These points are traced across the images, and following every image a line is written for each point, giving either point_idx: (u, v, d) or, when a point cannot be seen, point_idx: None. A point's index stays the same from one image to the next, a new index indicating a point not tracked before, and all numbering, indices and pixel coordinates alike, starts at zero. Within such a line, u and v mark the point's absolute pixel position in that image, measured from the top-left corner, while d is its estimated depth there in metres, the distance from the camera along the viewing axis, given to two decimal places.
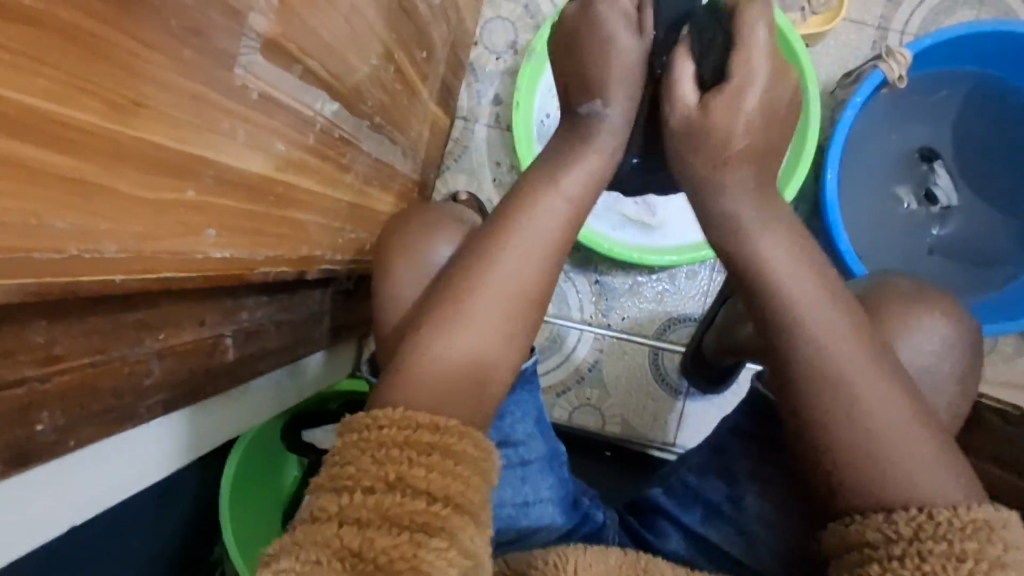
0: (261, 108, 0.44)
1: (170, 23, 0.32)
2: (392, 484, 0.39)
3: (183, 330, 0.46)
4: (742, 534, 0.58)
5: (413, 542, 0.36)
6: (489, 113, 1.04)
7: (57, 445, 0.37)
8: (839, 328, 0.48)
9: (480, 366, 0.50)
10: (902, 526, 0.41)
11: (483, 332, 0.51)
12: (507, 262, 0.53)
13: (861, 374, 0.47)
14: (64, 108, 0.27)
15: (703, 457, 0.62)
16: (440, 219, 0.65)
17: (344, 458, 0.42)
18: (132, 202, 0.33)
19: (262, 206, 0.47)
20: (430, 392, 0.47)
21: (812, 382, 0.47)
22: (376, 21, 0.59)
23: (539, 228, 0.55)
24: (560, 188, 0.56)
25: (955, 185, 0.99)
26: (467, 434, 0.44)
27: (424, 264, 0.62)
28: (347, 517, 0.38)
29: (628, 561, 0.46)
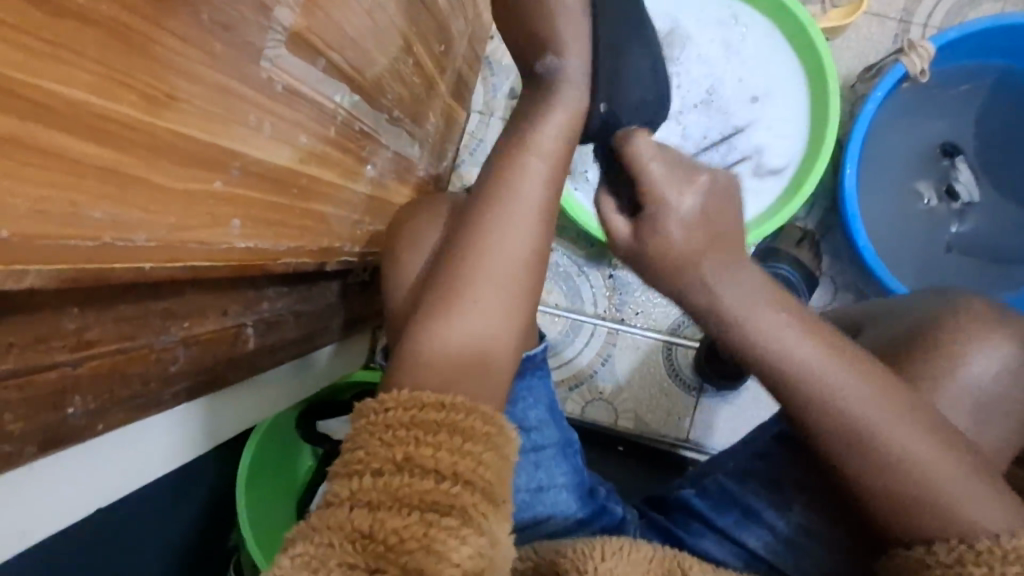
0: (286, 101, 0.44)
1: (202, 16, 0.32)
2: (401, 466, 0.39)
3: (207, 319, 0.47)
4: (756, 528, 0.58)
5: (424, 522, 0.37)
6: (504, 106, 1.04)
7: (87, 429, 0.38)
8: (830, 356, 0.45)
9: (490, 347, 0.51)
10: (944, 555, 0.40)
11: (493, 315, 0.52)
12: (500, 241, 0.53)
13: (867, 406, 0.44)
14: (103, 100, 0.28)
15: (743, 463, 0.61)
16: (439, 205, 0.65)
17: (354, 442, 0.42)
18: (163, 193, 0.34)
19: (286, 198, 0.48)
20: (441, 372, 0.48)
21: (818, 416, 0.45)
22: (397, 15, 0.59)
23: (528, 201, 0.55)
24: None
25: (978, 181, 0.98)
26: (473, 410, 0.44)
27: (427, 250, 0.62)
28: (358, 500, 0.38)
29: (658, 558, 0.45)
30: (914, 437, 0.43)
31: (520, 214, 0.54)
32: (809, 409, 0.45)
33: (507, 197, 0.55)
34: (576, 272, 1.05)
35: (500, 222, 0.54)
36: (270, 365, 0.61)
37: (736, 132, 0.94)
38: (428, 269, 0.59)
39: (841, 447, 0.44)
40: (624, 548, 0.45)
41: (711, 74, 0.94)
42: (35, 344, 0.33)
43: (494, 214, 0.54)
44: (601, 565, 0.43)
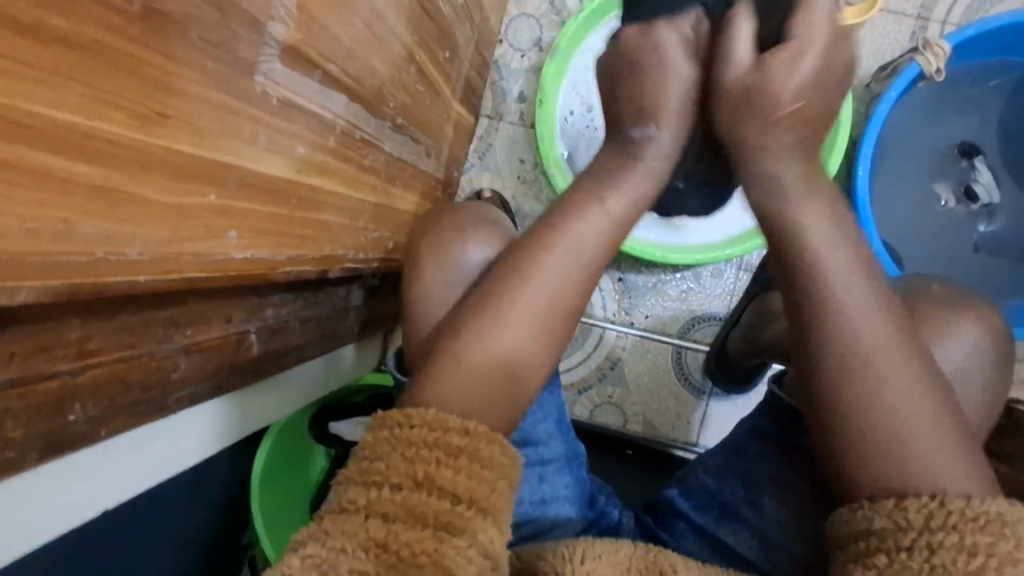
0: (281, 113, 0.45)
1: (191, 35, 0.33)
2: (419, 483, 0.40)
3: (210, 327, 0.49)
4: (761, 541, 0.57)
5: (435, 538, 0.37)
6: (514, 110, 1.04)
7: (89, 435, 0.39)
8: (873, 308, 0.48)
9: (511, 381, 0.51)
10: (913, 514, 0.39)
11: (521, 343, 0.52)
12: (548, 274, 0.54)
13: (886, 347, 0.47)
14: (91, 120, 0.28)
15: (721, 460, 0.61)
16: (475, 222, 0.65)
17: (374, 453, 0.42)
18: (158, 207, 0.35)
19: (285, 208, 0.49)
20: (465, 398, 0.48)
21: (837, 359, 0.47)
22: (398, 25, 0.60)
23: (579, 237, 0.55)
24: (600, 199, 0.56)
25: (998, 181, 0.95)
26: (494, 439, 0.44)
27: (457, 268, 0.62)
28: (373, 511, 0.39)
29: (637, 555, 0.45)
30: (919, 393, 0.45)
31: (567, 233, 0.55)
32: (833, 332, 0.48)
33: (560, 228, 0.55)
34: None
35: (550, 249, 0.55)
36: (275, 370, 0.62)
37: None
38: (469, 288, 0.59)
39: (852, 386, 0.46)
40: (606, 553, 0.44)
41: None
42: (38, 353, 0.34)
43: (544, 237, 0.55)
44: (580, 565, 0.43)
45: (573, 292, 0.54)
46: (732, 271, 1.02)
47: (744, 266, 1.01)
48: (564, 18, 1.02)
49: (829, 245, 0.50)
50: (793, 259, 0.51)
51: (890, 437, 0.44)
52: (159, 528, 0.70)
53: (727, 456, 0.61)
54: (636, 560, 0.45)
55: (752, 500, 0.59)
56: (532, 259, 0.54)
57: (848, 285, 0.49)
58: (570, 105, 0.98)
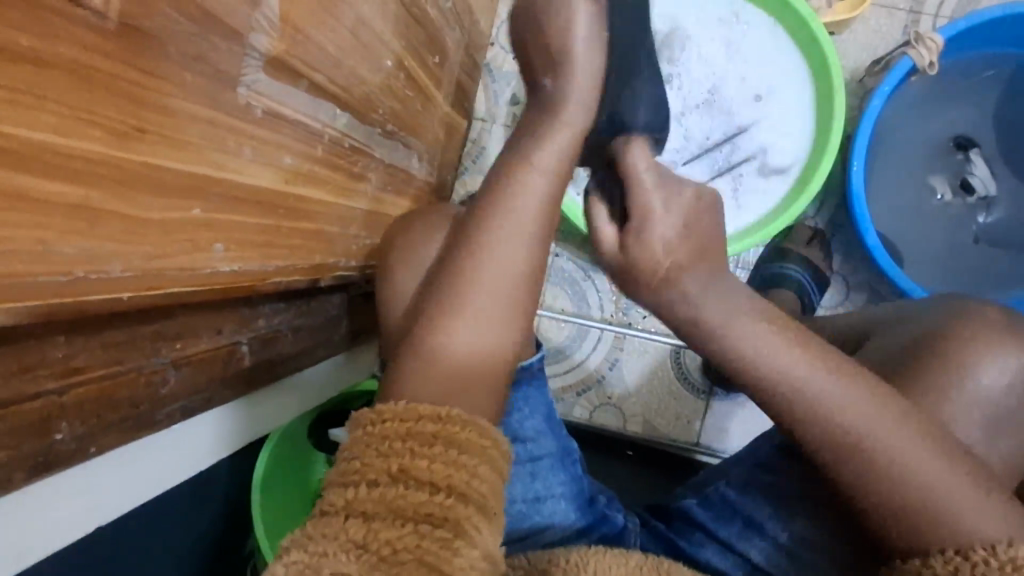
0: (267, 124, 0.45)
1: (169, 50, 0.33)
2: (396, 477, 0.40)
3: (201, 339, 0.48)
4: (771, 544, 0.58)
5: (416, 534, 0.37)
6: (506, 113, 1.04)
7: (78, 452, 0.39)
8: (839, 382, 0.48)
9: (475, 358, 0.51)
10: (940, 570, 0.42)
11: (480, 321, 0.52)
12: (501, 250, 0.54)
13: (864, 419, 0.47)
14: (67, 139, 0.28)
15: (749, 474, 0.60)
16: (445, 221, 0.65)
17: (350, 450, 0.42)
18: (138, 223, 0.35)
19: (273, 219, 0.49)
20: (431, 384, 0.48)
21: (824, 442, 0.47)
22: (385, 32, 0.60)
23: (523, 207, 0.55)
24: (536, 164, 0.57)
25: (994, 173, 0.94)
26: (470, 422, 0.44)
27: (426, 269, 0.61)
28: (352, 511, 0.38)
29: (649, 564, 0.46)
30: (911, 446, 0.46)
31: (507, 227, 0.54)
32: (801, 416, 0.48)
33: (505, 221, 0.55)
34: (581, 278, 1.04)
35: (498, 245, 0.54)
36: (270, 381, 0.62)
37: (739, 131, 0.92)
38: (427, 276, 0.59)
39: (839, 459, 0.47)
40: (617, 566, 0.45)
41: (712, 73, 0.92)
42: (21, 373, 0.33)
43: (494, 235, 0.54)
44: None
45: (524, 290, 0.54)
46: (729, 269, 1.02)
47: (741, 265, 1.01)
48: None
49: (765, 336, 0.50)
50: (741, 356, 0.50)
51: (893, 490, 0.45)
52: (161, 540, 0.69)
53: (758, 473, 0.60)
54: (648, 567, 0.45)
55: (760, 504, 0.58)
56: (479, 237, 0.54)
57: (808, 370, 0.49)
58: None
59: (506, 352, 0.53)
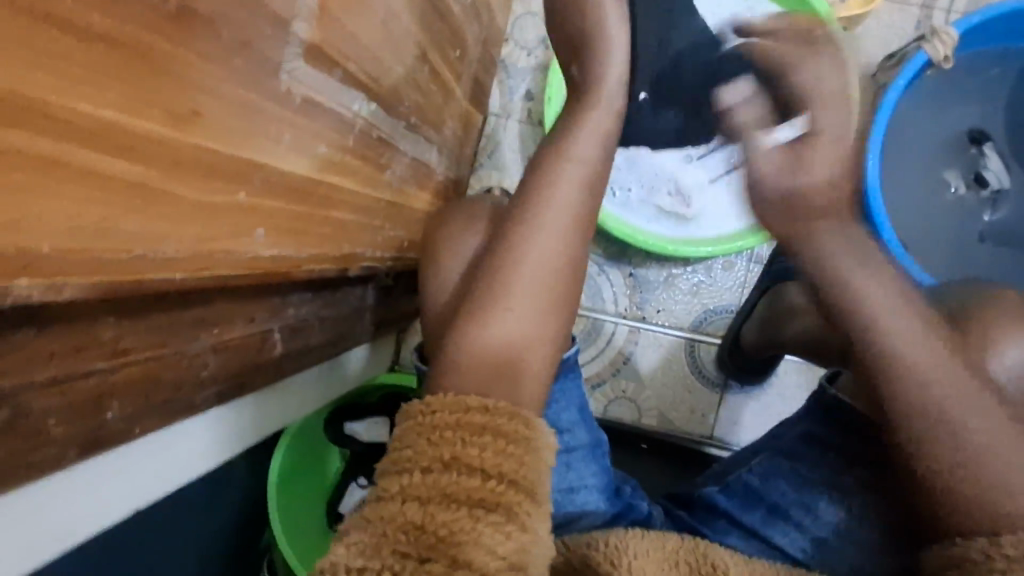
0: (304, 113, 0.46)
1: (221, 34, 0.34)
2: (448, 463, 0.40)
3: (235, 326, 0.49)
4: (811, 540, 0.58)
5: (470, 517, 0.37)
6: (521, 109, 1.05)
7: (126, 432, 0.39)
8: (946, 360, 0.52)
9: (520, 359, 0.51)
10: (1004, 548, 0.44)
11: (521, 319, 0.52)
12: (541, 246, 0.54)
13: (967, 401, 0.50)
14: (128, 117, 0.29)
15: (769, 460, 0.61)
16: (478, 213, 0.66)
17: (402, 441, 0.43)
18: (189, 206, 0.35)
19: (307, 207, 0.49)
20: (479, 374, 0.49)
21: (927, 417, 0.51)
22: (412, 24, 0.61)
23: (565, 202, 0.56)
24: (571, 155, 0.57)
25: (1008, 168, 0.95)
26: (515, 415, 0.45)
27: (456, 261, 0.63)
28: (407, 495, 0.39)
29: (686, 546, 0.47)
30: (1005, 432, 0.49)
31: (550, 221, 0.55)
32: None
33: (548, 208, 0.56)
34: (596, 273, 1.04)
35: (533, 243, 0.54)
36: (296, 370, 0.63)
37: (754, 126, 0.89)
38: (467, 276, 0.60)
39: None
40: (654, 549, 0.46)
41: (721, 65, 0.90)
42: (75, 352, 0.34)
43: (526, 231, 0.55)
44: (633, 560, 0.44)
45: (554, 294, 0.54)
46: (744, 263, 1.02)
47: (755, 259, 1.02)
48: None
49: (890, 300, 0.55)
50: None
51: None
52: (180, 529, 0.69)
53: (780, 461, 0.61)
54: (684, 551, 0.46)
55: (798, 498, 0.59)
56: (523, 229, 0.55)
57: (915, 345, 0.53)
58: None
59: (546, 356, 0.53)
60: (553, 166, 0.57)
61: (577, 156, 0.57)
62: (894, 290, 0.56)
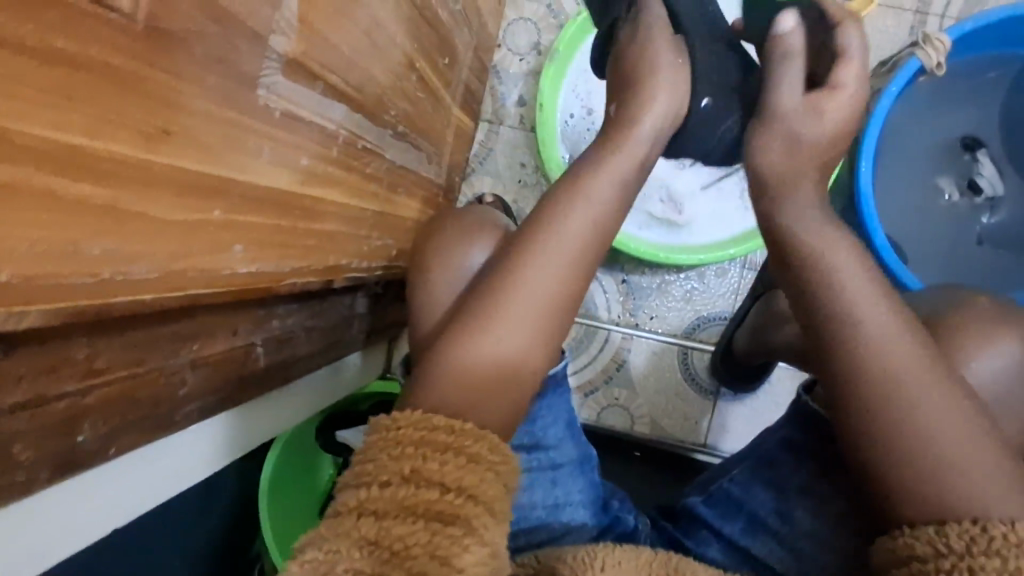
0: (285, 126, 0.45)
1: (195, 52, 0.33)
2: (407, 478, 0.40)
3: (216, 340, 0.48)
4: (789, 550, 0.57)
5: (427, 530, 0.37)
6: (514, 114, 1.04)
7: (99, 453, 0.39)
8: (901, 338, 0.48)
9: (494, 393, 0.50)
10: (955, 539, 0.41)
11: (502, 351, 0.51)
12: (533, 279, 0.53)
13: (924, 383, 0.46)
14: (96, 139, 0.28)
15: (749, 468, 0.61)
16: (471, 225, 0.65)
17: (365, 454, 0.43)
18: (163, 226, 0.35)
19: (289, 220, 0.49)
20: (452, 398, 0.48)
21: (878, 397, 0.46)
22: (398, 33, 0.60)
23: (570, 236, 0.55)
24: (589, 193, 0.56)
25: (1002, 174, 0.95)
26: (483, 437, 0.44)
27: (442, 273, 0.62)
28: (365, 509, 0.39)
29: (659, 560, 0.47)
30: (959, 414, 0.45)
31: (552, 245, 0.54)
32: (844, 354, 0.48)
33: (550, 239, 0.54)
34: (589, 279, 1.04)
35: (534, 266, 0.53)
36: (283, 382, 0.62)
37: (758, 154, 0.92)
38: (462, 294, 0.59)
39: (874, 402, 0.46)
40: (626, 560, 0.46)
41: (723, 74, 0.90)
42: (46, 373, 0.34)
43: (528, 256, 0.54)
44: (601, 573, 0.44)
45: (547, 323, 0.53)
46: (737, 269, 1.02)
47: (749, 265, 1.01)
48: (562, 21, 1.03)
49: (847, 269, 0.50)
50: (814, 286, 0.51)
51: (914, 454, 0.45)
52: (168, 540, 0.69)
53: (762, 470, 0.60)
54: (657, 563, 0.46)
55: (776, 507, 0.58)
56: (522, 259, 0.54)
57: (874, 315, 0.48)
58: (571, 108, 0.98)
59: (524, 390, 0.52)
60: (565, 189, 0.57)
61: (593, 191, 0.56)
62: (850, 253, 0.51)
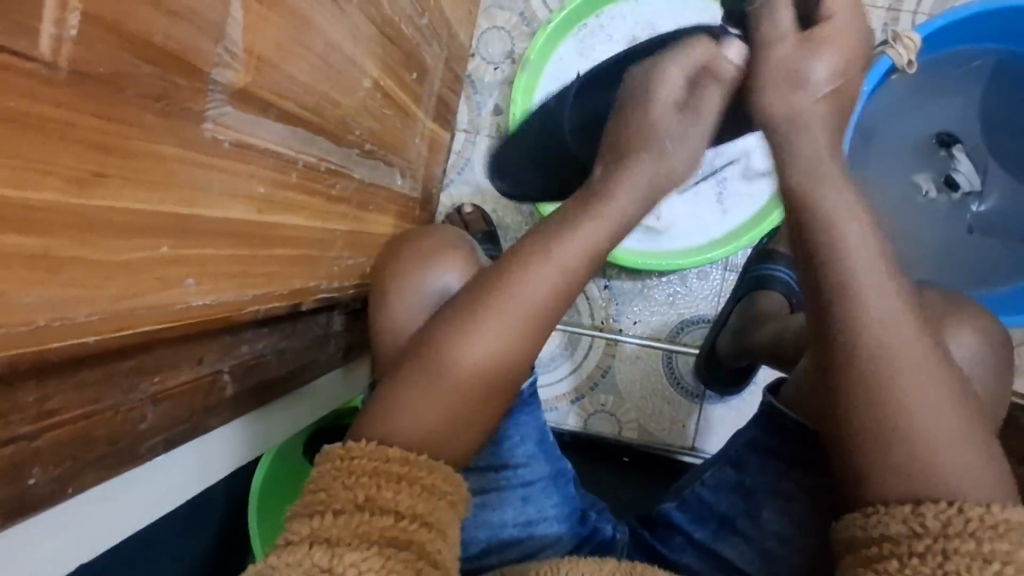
0: (237, 156, 0.45)
1: (127, 93, 0.33)
2: (360, 506, 0.41)
3: (181, 371, 0.48)
4: (756, 550, 0.57)
5: (381, 555, 0.38)
6: (490, 123, 1.04)
7: (55, 495, 0.39)
8: (903, 320, 0.46)
9: (446, 432, 0.51)
10: (931, 518, 0.40)
11: (449, 394, 0.52)
12: (491, 328, 0.53)
13: (916, 366, 0.45)
14: (24, 191, 0.29)
15: (720, 473, 0.61)
16: (441, 245, 0.65)
17: (317, 483, 0.44)
18: (105, 269, 0.35)
19: (247, 248, 0.49)
20: (407, 438, 0.49)
21: (853, 385, 0.46)
22: (358, 54, 0.60)
23: (528, 295, 0.54)
24: (554, 257, 0.54)
25: (979, 169, 0.95)
26: (437, 468, 0.47)
27: (428, 292, 0.62)
28: (318, 538, 0.39)
29: (624, 567, 0.47)
30: (942, 405, 0.45)
31: (514, 283, 0.54)
32: (860, 338, 0.46)
33: (510, 293, 0.54)
34: None
35: (492, 323, 0.53)
36: (257, 405, 0.62)
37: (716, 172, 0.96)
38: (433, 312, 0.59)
39: (859, 383, 0.46)
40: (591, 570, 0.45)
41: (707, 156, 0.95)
42: None
43: (486, 308, 0.53)
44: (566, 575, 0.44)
45: (506, 365, 0.54)
46: (718, 272, 1.02)
47: (730, 267, 1.01)
48: (536, 28, 1.02)
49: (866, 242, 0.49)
50: (827, 273, 0.49)
51: (889, 438, 0.44)
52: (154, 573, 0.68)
53: (729, 472, 0.60)
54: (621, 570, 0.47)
55: (745, 509, 0.58)
56: (480, 306, 0.54)
57: (880, 293, 0.47)
58: None
59: (472, 425, 0.53)
60: (536, 247, 0.55)
61: (557, 252, 0.55)
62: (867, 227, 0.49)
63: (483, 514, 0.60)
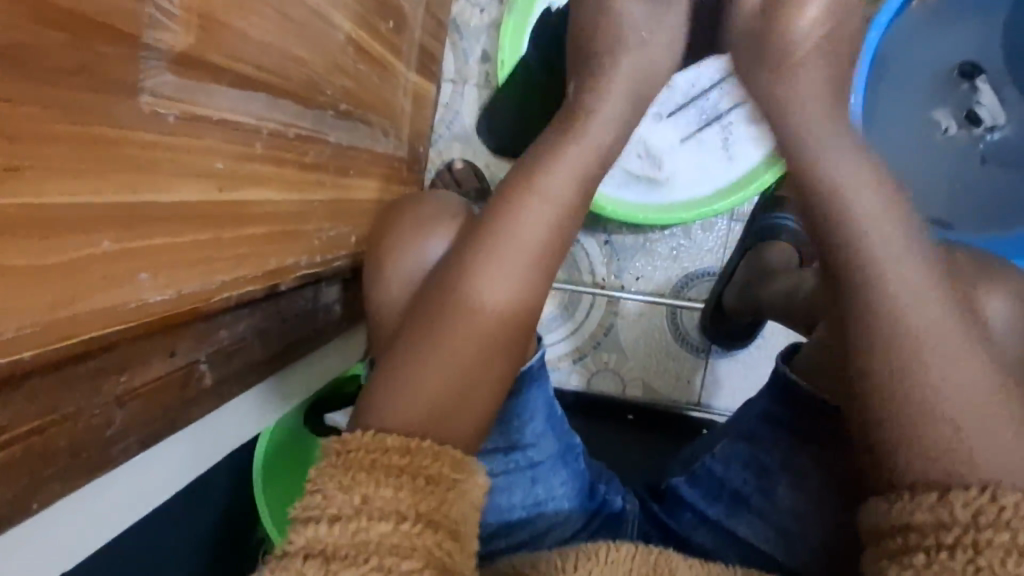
0: (186, 129, 0.40)
1: (32, 68, 0.29)
2: (358, 510, 0.38)
3: (151, 366, 0.45)
4: (776, 530, 0.55)
5: (380, 569, 0.35)
6: (478, 72, 0.96)
7: (16, 514, 0.36)
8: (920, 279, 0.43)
9: (456, 404, 0.47)
10: (958, 508, 0.35)
11: (445, 365, 0.48)
12: (495, 274, 0.51)
13: (941, 330, 0.42)
14: None
15: (731, 444, 0.59)
16: (431, 213, 0.60)
17: (314, 483, 0.40)
18: (26, 273, 0.31)
19: (210, 232, 0.44)
20: (402, 418, 0.45)
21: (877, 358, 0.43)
22: (324, 4, 0.54)
23: (521, 234, 0.51)
24: (539, 188, 0.53)
25: (1005, 102, 0.87)
26: (442, 454, 0.43)
27: (416, 264, 0.58)
28: (313, 550, 0.37)
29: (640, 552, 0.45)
30: (973, 371, 0.41)
31: (512, 258, 0.51)
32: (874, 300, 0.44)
33: (508, 231, 0.52)
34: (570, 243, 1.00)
35: (501, 265, 0.51)
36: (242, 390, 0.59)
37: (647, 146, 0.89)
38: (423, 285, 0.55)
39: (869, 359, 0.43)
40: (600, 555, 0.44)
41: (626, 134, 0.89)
42: None
43: (484, 254, 0.51)
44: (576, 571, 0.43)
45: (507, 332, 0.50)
46: (724, 223, 0.97)
47: (737, 217, 0.96)
48: None
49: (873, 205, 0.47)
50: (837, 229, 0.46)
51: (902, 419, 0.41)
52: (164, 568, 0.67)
53: (741, 442, 0.58)
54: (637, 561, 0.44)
55: (759, 485, 0.56)
56: (481, 254, 0.51)
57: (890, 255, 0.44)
58: None
59: (480, 405, 0.48)
60: (518, 191, 0.53)
61: (548, 188, 0.53)
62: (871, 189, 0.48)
63: (492, 498, 0.58)
